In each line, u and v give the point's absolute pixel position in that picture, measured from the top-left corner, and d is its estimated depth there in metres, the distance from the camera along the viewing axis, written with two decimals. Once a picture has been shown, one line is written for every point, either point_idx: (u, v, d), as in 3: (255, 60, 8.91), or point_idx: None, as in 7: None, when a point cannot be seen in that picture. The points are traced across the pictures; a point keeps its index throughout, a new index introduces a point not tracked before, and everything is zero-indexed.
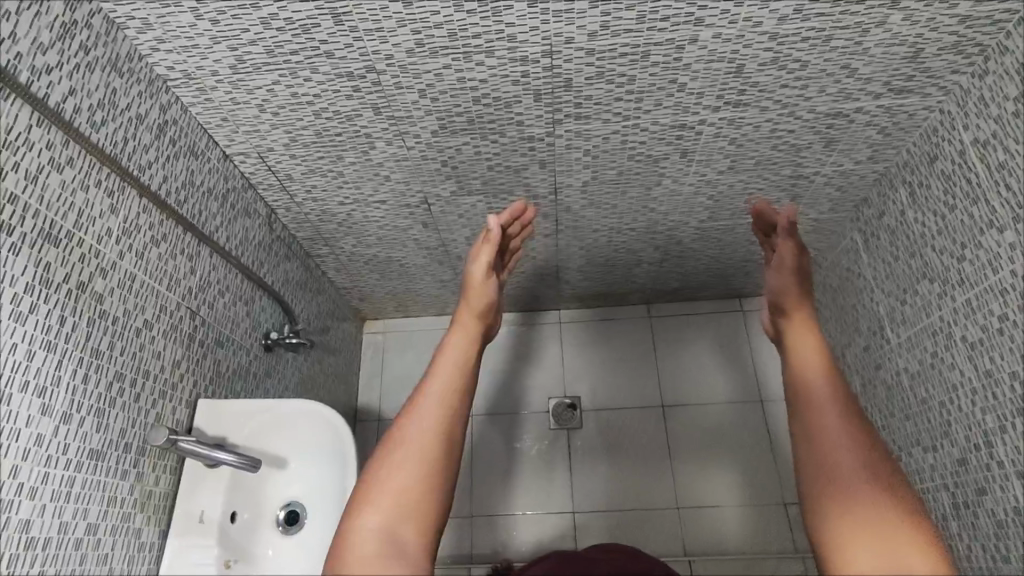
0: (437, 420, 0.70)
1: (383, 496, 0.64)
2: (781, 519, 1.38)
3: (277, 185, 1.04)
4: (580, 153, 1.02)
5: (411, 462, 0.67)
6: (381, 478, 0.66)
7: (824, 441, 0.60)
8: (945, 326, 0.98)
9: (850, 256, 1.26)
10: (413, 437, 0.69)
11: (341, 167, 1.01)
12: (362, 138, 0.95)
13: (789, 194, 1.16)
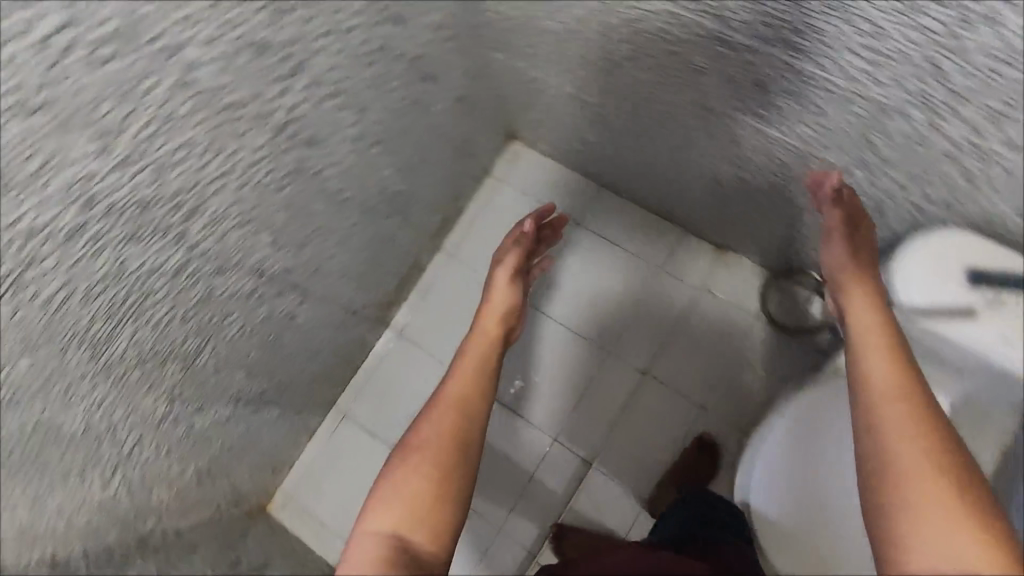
0: (454, 415, 0.79)
1: (400, 492, 0.71)
2: (672, 281, 1.46)
3: (13, 531, 0.70)
4: (234, 230, 0.90)
5: (428, 452, 0.74)
6: (399, 469, 0.73)
7: (903, 418, 0.65)
8: (608, 62, 1.02)
9: (512, 74, 1.26)
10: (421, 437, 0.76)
11: (55, 459, 0.76)
12: (38, 425, 0.72)
13: (422, 81, 1.12)
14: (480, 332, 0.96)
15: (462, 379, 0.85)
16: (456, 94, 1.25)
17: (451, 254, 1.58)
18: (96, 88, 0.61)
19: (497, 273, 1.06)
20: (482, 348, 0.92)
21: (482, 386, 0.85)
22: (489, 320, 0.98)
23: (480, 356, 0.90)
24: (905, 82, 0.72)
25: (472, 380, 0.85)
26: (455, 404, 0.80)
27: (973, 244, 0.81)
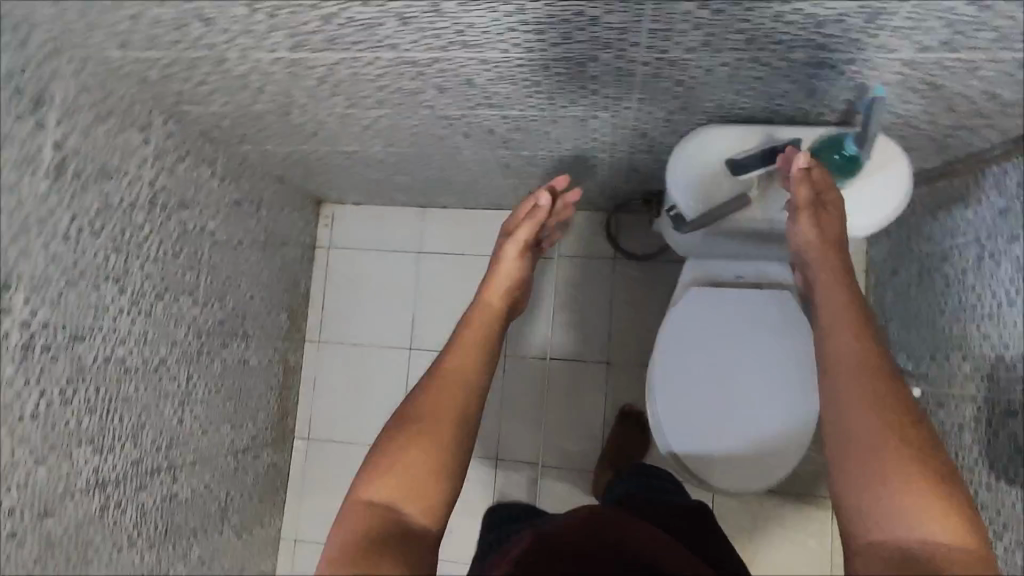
0: (461, 391, 0.70)
1: (400, 464, 0.64)
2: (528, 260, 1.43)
3: None
4: (36, 469, 0.81)
5: (429, 423, 0.67)
6: (400, 442, 0.66)
7: (882, 404, 0.58)
8: (336, 118, 0.97)
9: (271, 154, 1.19)
10: (421, 410, 0.68)
11: None
12: None
13: (177, 210, 1.04)
14: (483, 300, 0.84)
15: (460, 344, 0.75)
16: (225, 201, 1.18)
17: (319, 340, 1.53)
18: None
19: (509, 237, 0.89)
20: (491, 323, 0.81)
21: (483, 350, 0.76)
22: (490, 290, 0.85)
23: (479, 328, 0.79)
24: (574, 37, 0.67)
25: (480, 350, 0.76)
26: (455, 377, 0.71)
27: (719, 141, 0.85)
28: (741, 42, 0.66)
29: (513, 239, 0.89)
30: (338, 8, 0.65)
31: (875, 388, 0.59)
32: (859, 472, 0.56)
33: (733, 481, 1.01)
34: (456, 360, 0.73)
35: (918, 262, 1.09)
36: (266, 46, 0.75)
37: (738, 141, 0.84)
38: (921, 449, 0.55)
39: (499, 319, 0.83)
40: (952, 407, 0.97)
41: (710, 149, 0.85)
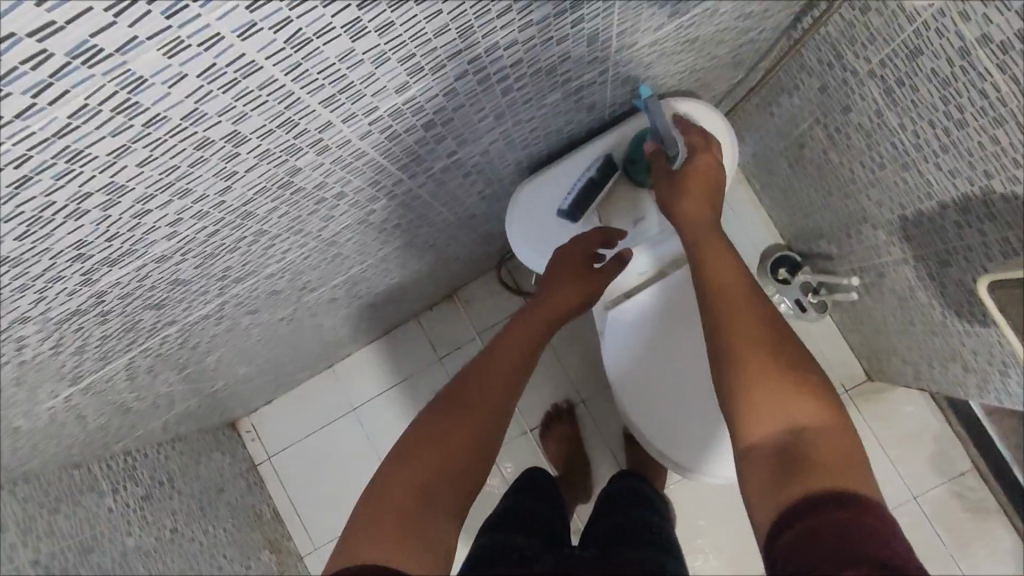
0: (501, 392, 0.65)
1: (428, 436, 0.60)
2: (457, 354, 1.39)
3: None
4: None
5: (460, 418, 0.61)
6: (428, 420, 0.61)
7: (742, 319, 0.57)
8: (177, 381, 0.87)
9: (150, 432, 1.09)
10: (464, 402, 0.63)
11: None
12: None
13: (87, 556, 0.92)
14: (547, 299, 0.75)
15: (507, 346, 0.70)
16: (132, 506, 1.06)
17: (317, 551, 1.41)
18: None
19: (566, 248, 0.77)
20: (547, 321, 0.74)
21: (530, 354, 0.71)
22: (556, 292, 0.75)
23: (531, 330, 0.73)
24: (335, 212, 0.60)
25: (518, 362, 0.69)
26: (495, 377, 0.66)
27: (538, 196, 0.81)
28: (491, 122, 0.60)
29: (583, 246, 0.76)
30: (83, 339, 0.57)
31: (735, 301, 0.59)
32: (728, 375, 0.54)
33: (683, 454, 0.87)
34: (500, 362, 0.68)
35: (781, 156, 1.06)
36: (47, 398, 0.65)
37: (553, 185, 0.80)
38: (766, 336, 0.55)
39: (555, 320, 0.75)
40: (891, 274, 0.93)
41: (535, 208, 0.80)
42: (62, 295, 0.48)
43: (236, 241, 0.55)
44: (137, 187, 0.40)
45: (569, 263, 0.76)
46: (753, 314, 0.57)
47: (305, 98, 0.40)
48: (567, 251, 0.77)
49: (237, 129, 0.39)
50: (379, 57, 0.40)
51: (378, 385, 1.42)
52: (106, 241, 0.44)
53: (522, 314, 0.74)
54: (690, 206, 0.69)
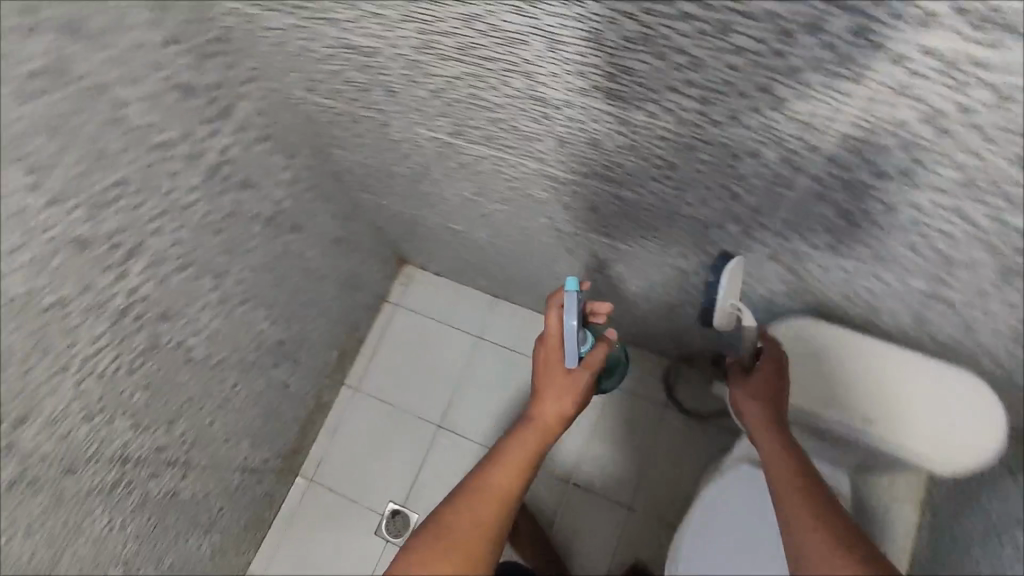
0: (499, 509, 0.67)
1: (433, 558, 0.63)
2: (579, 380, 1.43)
3: None
4: (80, 427, 0.85)
5: (463, 524, 0.66)
6: (436, 534, 0.65)
7: (811, 497, 0.63)
8: (461, 198, 1.04)
9: (381, 211, 1.28)
10: (466, 524, 0.66)
11: None
12: None
13: (289, 232, 1.12)
14: (538, 416, 0.74)
15: (508, 462, 0.70)
16: (331, 236, 1.25)
17: (359, 391, 1.54)
18: None
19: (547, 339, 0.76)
20: (548, 430, 0.73)
21: (530, 466, 0.71)
22: (544, 410, 0.74)
23: (531, 443, 0.72)
24: (710, 203, 0.71)
25: (520, 462, 0.70)
26: (501, 492, 0.68)
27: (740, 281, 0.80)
28: (866, 256, 0.68)
29: (558, 333, 0.75)
30: (508, 117, 0.73)
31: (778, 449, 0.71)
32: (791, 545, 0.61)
33: None
34: (503, 477, 0.69)
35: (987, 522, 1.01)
36: (431, 128, 0.84)
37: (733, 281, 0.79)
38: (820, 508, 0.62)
39: (554, 430, 0.74)
40: None
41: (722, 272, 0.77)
42: (562, 82, 0.62)
43: (653, 157, 0.68)
44: (705, 75, 0.53)
45: (553, 367, 0.75)
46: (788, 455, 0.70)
47: (842, 123, 0.51)
48: (551, 337, 0.76)
49: (791, 100, 0.51)
50: (911, 145, 0.50)
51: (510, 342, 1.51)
52: (634, 83, 0.58)
53: (523, 426, 0.74)
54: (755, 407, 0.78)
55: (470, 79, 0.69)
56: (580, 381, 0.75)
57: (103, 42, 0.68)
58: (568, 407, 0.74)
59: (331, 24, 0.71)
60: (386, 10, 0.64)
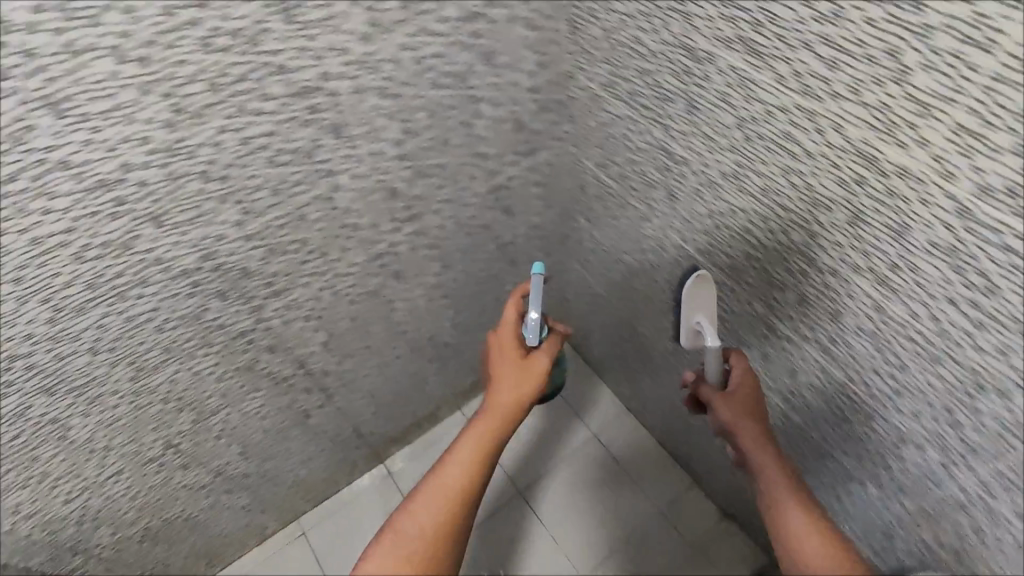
0: (453, 507, 0.75)
1: (390, 553, 0.72)
2: (650, 511, 1.42)
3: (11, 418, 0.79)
4: (300, 322, 1.01)
5: (423, 519, 0.74)
6: (395, 532, 0.74)
7: (807, 517, 0.71)
8: (666, 307, 1.12)
9: (578, 283, 1.38)
10: (419, 527, 0.74)
11: (66, 422, 0.85)
12: (83, 379, 0.82)
13: (508, 262, 1.28)
14: (494, 403, 0.82)
15: (456, 462, 0.78)
16: None
17: (467, 417, 1.61)
18: (266, 179, 0.78)
19: (505, 338, 0.87)
20: (501, 419, 0.81)
21: (480, 462, 0.78)
22: (496, 397, 0.83)
23: (478, 438, 0.79)
24: (925, 421, 0.72)
25: (474, 462, 0.78)
26: (455, 490, 0.76)
27: (707, 288, 0.85)
28: None
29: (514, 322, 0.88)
30: (765, 260, 0.81)
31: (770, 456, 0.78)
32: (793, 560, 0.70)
33: None
34: (450, 478, 0.76)
35: None
36: (686, 238, 0.94)
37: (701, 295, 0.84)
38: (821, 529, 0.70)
39: (508, 417, 0.81)
40: None
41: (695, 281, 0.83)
42: (842, 254, 0.69)
43: (890, 354, 0.71)
44: (995, 303, 0.57)
45: (509, 362, 0.85)
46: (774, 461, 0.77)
47: None
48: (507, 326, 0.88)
49: None
50: None
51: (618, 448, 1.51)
52: (915, 284, 0.63)
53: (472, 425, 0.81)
54: (751, 432, 0.80)
55: (755, 217, 0.78)
56: (527, 372, 0.85)
57: (496, 71, 0.89)
58: (518, 394, 0.83)
59: (660, 128, 0.86)
60: (719, 137, 0.76)
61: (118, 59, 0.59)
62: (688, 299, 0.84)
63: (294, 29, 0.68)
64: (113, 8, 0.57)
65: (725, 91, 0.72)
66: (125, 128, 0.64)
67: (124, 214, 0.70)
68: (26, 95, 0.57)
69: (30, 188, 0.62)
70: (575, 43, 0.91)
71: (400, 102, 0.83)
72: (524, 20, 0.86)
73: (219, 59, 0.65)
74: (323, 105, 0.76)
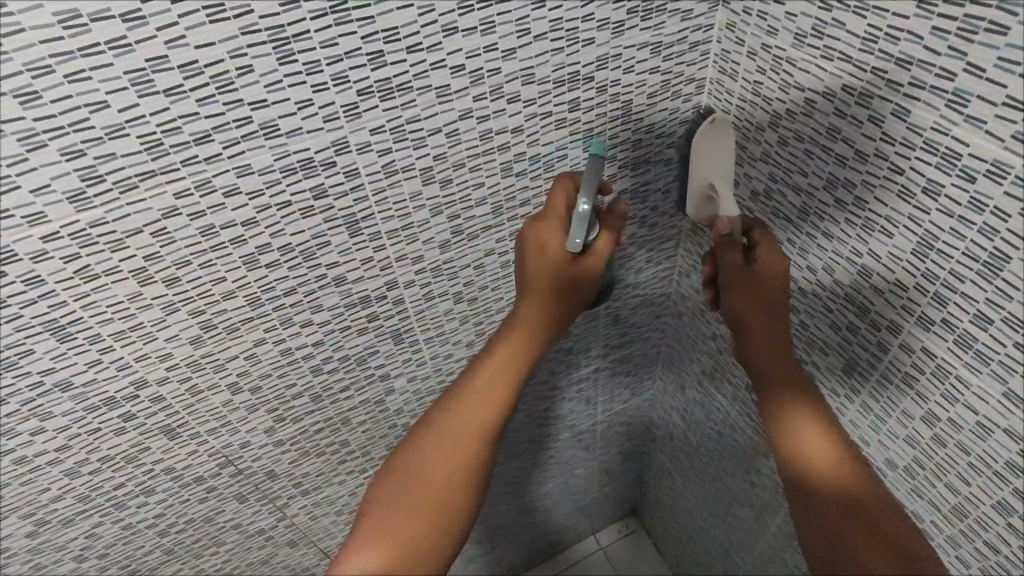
0: (461, 459, 0.55)
1: (388, 525, 0.52)
2: None
3: None
4: (328, 516, 0.86)
5: (424, 474, 0.54)
6: (377, 517, 0.53)
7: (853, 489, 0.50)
8: (776, 549, 0.91)
9: (666, 475, 1.20)
10: (427, 478, 0.54)
11: None
12: None
13: (580, 446, 1.11)
14: (521, 317, 0.58)
15: (467, 402, 0.56)
16: (602, 463, 1.21)
17: None
18: (306, 387, 0.66)
19: (547, 219, 0.56)
20: (527, 345, 0.58)
21: (501, 401, 0.57)
22: (521, 312, 0.58)
23: (497, 374, 0.57)
24: None
25: (496, 394, 0.57)
26: (467, 436, 0.56)
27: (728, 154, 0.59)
28: None
29: (564, 212, 0.56)
30: None
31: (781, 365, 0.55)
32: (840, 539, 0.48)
33: None
34: (457, 427, 0.56)
35: None
36: None
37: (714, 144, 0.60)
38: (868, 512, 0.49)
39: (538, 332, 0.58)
40: None
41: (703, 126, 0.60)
42: None
43: None
44: None
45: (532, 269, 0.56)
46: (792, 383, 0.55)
47: None
48: (550, 213, 0.56)
49: None
50: None
51: None
52: None
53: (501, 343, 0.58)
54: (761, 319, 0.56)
55: (936, 531, 0.57)
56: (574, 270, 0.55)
57: None
58: (558, 306, 0.57)
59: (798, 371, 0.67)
60: (890, 419, 0.56)
61: (143, 280, 0.48)
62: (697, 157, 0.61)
63: (360, 241, 0.55)
64: (143, 231, 0.46)
65: (912, 375, 0.52)
66: (141, 346, 0.53)
67: (131, 429, 0.59)
68: (25, 321, 0.46)
69: (21, 410, 0.51)
70: (695, 244, 0.76)
71: (477, 306, 0.69)
72: (638, 218, 0.72)
73: (264, 275, 0.53)
74: (384, 313, 0.63)
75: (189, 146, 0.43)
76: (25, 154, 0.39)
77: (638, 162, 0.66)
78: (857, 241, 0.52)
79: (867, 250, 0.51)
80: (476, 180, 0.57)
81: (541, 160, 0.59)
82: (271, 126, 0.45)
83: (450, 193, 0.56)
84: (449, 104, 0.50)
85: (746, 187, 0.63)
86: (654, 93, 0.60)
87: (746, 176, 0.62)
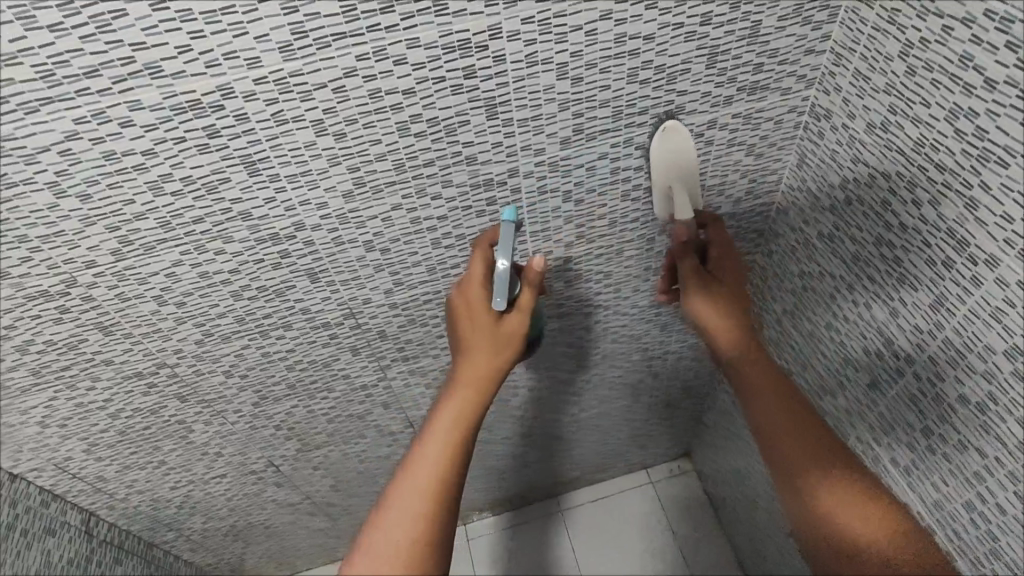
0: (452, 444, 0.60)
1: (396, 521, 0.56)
2: None
3: (146, 413, 0.83)
4: (419, 387, 0.98)
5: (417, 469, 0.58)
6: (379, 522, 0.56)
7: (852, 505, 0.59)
8: None
9: (727, 417, 1.25)
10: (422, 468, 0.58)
11: (188, 425, 0.88)
12: (208, 396, 0.84)
13: (648, 373, 1.17)
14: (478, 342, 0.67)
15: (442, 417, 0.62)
16: (666, 396, 1.27)
17: (561, 512, 1.53)
18: (425, 258, 0.75)
19: (474, 279, 0.68)
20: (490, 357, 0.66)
21: (469, 415, 0.62)
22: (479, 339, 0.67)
23: (465, 393, 0.63)
24: None
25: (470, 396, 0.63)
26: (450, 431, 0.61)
27: (684, 160, 0.71)
28: None
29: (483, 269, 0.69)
30: (994, 518, 0.62)
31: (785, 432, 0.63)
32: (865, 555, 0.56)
33: None
34: (441, 435, 0.60)
35: None
36: (876, 435, 0.77)
37: (673, 150, 0.70)
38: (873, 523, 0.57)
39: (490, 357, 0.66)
40: None
41: (660, 140, 0.69)
42: None
43: None
44: None
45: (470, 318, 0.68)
46: (819, 433, 0.63)
47: None
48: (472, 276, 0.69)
49: None
50: None
51: (693, 558, 1.44)
52: None
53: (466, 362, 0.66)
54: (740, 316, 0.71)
55: (997, 465, 0.60)
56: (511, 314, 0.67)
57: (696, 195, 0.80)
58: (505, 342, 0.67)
59: (883, 308, 0.69)
60: (970, 355, 0.59)
61: (319, 131, 0.58)
62: (659, 165, 0.71)
63: (494, 124, 0.63)
64: (328, 86, 0.55)
65: (1002, 309, 0.54)
66: (306, 192, 0.63)
67: (286, 266, 0.70)
68: (230, 153, 0.57)
69: (211, 231, 0.64)
70: (799, 180, 0.78)
71: (583, 208, 0.76)
72: (746, 144, 0.75)
73: (412, 143, 0.62)
74: (502, 199, 0.71)
75: (376, 14, 0.51)
76: (256, 4, 0.48)
77: (756, 86, 0.68)
78: (970, 172, 0.54)
79: (979, 182, 0.53)
80: (605, 81, 0.62)
81: (666, 70, 0.63)
82: (442, 4, 0.52)
83: (580, 91, 0.62)
84: (594, 3, 0.56)
85: (862, 120, 0.64)
86: (785, 17, 0.62)
87: (865, 108, 0.64)
